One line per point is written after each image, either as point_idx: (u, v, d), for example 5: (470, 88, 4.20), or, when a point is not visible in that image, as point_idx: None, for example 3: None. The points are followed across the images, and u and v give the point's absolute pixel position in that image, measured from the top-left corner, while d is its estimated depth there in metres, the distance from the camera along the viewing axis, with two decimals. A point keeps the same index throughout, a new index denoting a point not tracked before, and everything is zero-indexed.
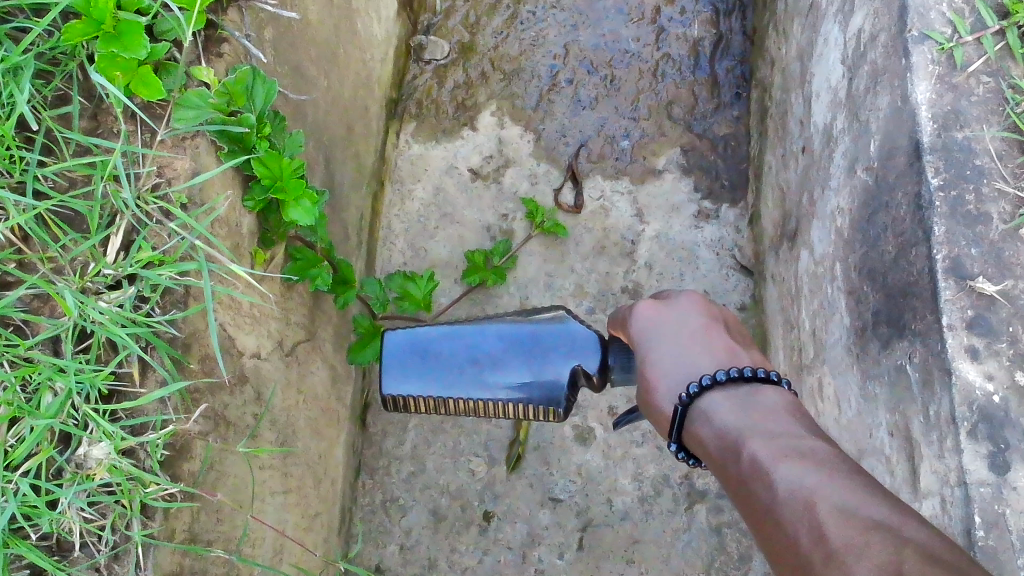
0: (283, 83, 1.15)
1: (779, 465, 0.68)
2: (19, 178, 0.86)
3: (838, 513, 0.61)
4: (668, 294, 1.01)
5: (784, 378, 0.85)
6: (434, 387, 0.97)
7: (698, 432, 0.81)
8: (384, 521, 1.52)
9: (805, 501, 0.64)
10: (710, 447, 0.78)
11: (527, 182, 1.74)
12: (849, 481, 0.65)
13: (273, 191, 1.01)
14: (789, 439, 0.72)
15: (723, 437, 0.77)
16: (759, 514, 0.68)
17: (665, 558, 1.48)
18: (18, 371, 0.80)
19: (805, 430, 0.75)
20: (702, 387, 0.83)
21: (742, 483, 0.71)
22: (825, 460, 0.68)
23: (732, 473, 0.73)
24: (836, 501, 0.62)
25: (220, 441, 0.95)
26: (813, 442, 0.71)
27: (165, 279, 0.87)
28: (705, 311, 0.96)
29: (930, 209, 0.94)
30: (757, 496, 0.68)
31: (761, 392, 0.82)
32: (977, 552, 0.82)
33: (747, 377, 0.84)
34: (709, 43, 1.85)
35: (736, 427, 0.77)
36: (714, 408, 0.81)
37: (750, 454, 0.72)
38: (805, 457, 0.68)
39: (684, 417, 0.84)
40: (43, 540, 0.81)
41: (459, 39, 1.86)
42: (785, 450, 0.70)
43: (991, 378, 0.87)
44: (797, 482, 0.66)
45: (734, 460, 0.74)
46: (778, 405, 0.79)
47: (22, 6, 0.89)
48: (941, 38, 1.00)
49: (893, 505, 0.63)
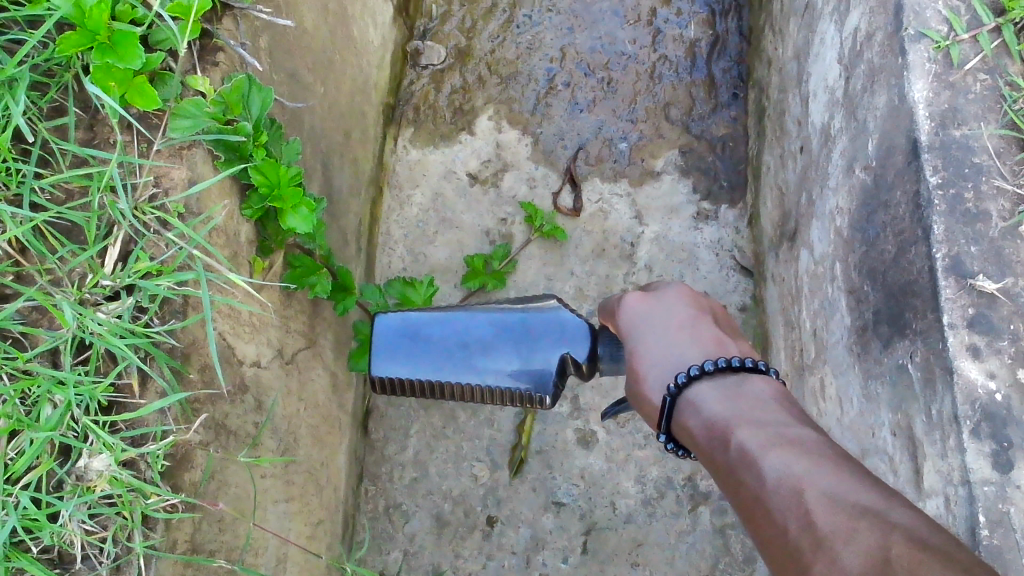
0: (280, 91, 1.16)
1: (767, 453, 0.69)
2: (16, 190, 0.86)
3: (826, 500, 0.62)
4: (656, 286, 1.02)
5: (771, 368, 0.87)
6: (424, 371, 0.97)
7: (686, 422, 0.82)
8: (388, 528, 1.52)
9: (794, 489, 0.65)
10: (698, 436, 0.79)
11: (526, 185, 1.74)
12: (837, 466, 0.66)
13: (271, 200, 1.01)
14: (776, 426, 0.73)
15: (711, 426, 0.78)
16: (748, 503, 0.69)
17: (670, 560, 1.47)
18: (17, 384, 0.80)
19: (792, 416, 0.75)
20: (690, 377, 0.84)
21: (731, 472, 0.72)
22: (812, 447, 0.68)
23: (721, 463, 0.74)
24: (824, 487, 0.63)
25: (222, 451, 0.94)
26: (800, 429, 0.72)
27: (163, 289, 0.87)
28: (692, 303, 0.97)
29: (930, 207, 0.93)
30: (746, 485, 0.69)
31: (748, 381, 0.83)
32: (982, 552, 0.82)
33: (736, 367, 0.84)
34: (706, 44, 1.85)
35: (724, 416, 0.77)
36: (702, 398, 0.81)
37: (739, 444, 0.72)
38: (792, 444, 0.69)
39: (672, 407, 0.84)
40: (44, 553, 0.81)
41: (456, 44, 1.86)
42: (772, 438, 0.70)
43: (992, 376, 0.86)
44: (785, 470, 0.66)
45: (722, 449, 0.74)
46: (764, 393, 0.80)
47: (17, 18, 0.89)
48: (938, 36, 1.00)
49: (880, 490, 0.63)
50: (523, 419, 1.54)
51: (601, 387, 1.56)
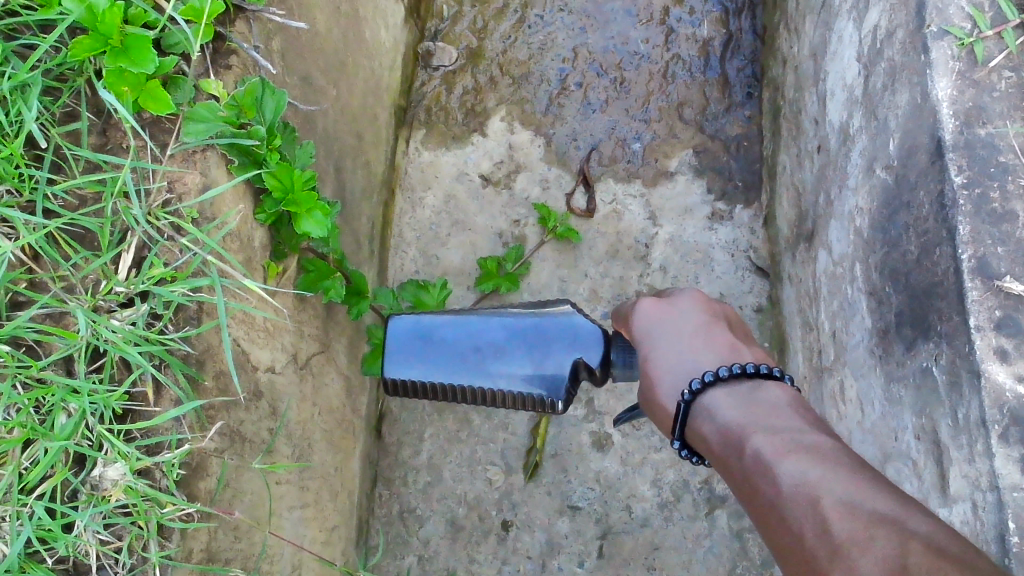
0: (293, 94, 1.16)
1: (783, 460, 0.67)
2: (29, 197, 0.85)
3: (842, 507, 0.61)
4: (670, 292, 1.00)
5: (786, 374, 0.85)
6: (436, 374, 0.96)
7: (700, 428, 0.80)
8: (402, 532, 1.51)
9: (809, 496, 0.63)
10: (712, 443, 0.78)
11: (539, 187, 1.72)
12: (853, 473, 0.64)
13: (285, 204, 1.00)
14: (791, 433, 0.71)
15: (726, 433, 0.76)
16: (763, 509, 0.67)
17: (687, 565, 1.46)
18: (31, 393, 0.80)
19: (808, 423, 0.74)
20: (704, 383, 0.82)
21: (746, 479, 0.70)
22: (829, 454, 0.67)
23: (736, 470, 0.72)
24: (840, 495, 0.62)
25: (237, 458, 0.94)
26: (815, 435, 0.71)
27: (178, 296, 0.86)
28: (707, 309, 0.95)
29: (955, 207, 0.91)
30: (761, 492, 0.68)
31: (763, 387, 0.81)
32: (1012, 560, 0.80)
33: (751, 373, 0.82)
34: (720, 43, 1.83)
35: (739, 423, 0.76)
36: (716, 405, 0.80)
37: (754, 450, 0.71)
38: (808, 452, 0.67)
39: (686, 414, 0.82)
40: (60, 563, 0.80)
41: (467, 45, 1.85)
42: (788, 445, 0.69)
43: (1021, 379, 0.85)
44: (801, 477, 0.65)
45: (737, 456, 0.73)
46: (779, 400, 0.78)
47: (29, 23, 0.89)
48: (961, 33, 0.98)
49: (897, 497, 0.62)
50: (538, 422, 1.53)
51: (615, 389, 1.55)
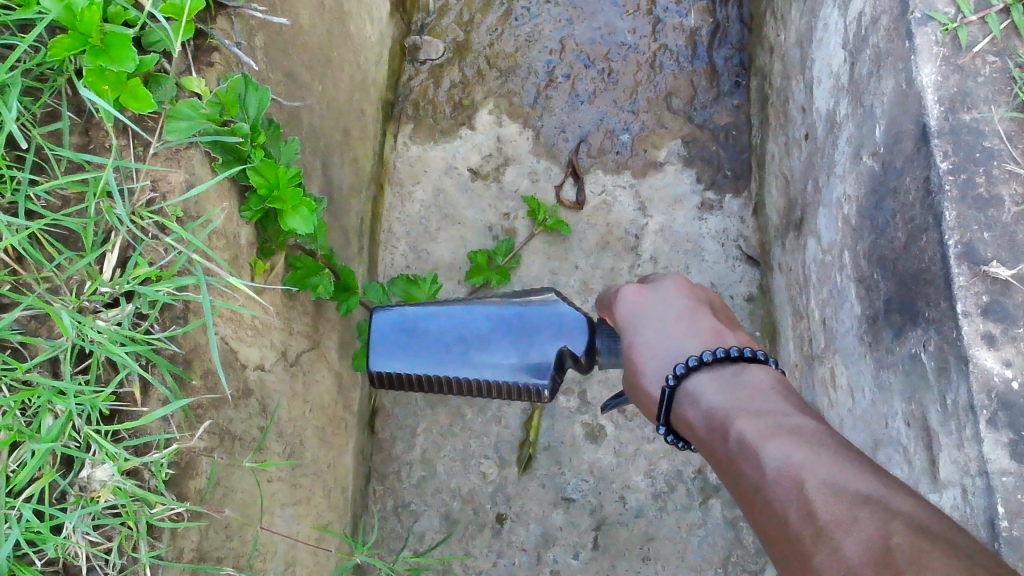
0: (277, 91, 1.15)
1: (766, 443, 0.67)
2: (10, 198, 0.84)
3: (826, 489, 0.61)
4: (653, 278, 1.00)
5: (770, 357, 0.85)
6: (421, 365, 0.96)
7: (685, 413, 0.81)
8: (396, 528, 1.51)
9: (793, 478, 0.63)
10: (698, 429, 0.78)
11: (528, 180, 1.72)
12: (837, 455, 0.64)
13: (270, 201, 0.99)
14: (775, 416, 0.71)
15: (711, 418, 0.76)
16: (749, 493, 0.68)
17: (681, 554, 1.47)
18: (17, 395, 0.79)
19: (792, 406, 0.74)
20: (689, 368, 0.82)
21: (731, 463, 0.70)
22: (813, 435, 0.67)
23: (721, 454, 0.73)
24: (824, 476, 0.62)
25: (226, 456, 0.93)
26: (799, 417, 0.71)
27: (163, 295, 0.86)
28: (690, 294, 0.95)
29: (941, 193, 0.92)
30: (746, 475, 0.68)
31: (748, 370, 0.81)
32: (1001, 544, 0.80)
33: (735, 356, 0.83)
34: (707, 32, 1.82)
35: (723, 407, 0.76)
36: (701, 390, 0.80)
37: (738, 434, 0.71)
38: (792, 434, 0.67)
39: (672, 399, 0.83)
40: (49, 565, 0.80)
41: (454, 38, 1.84)
42: (772, 428, 0.69)
43: (1008, 364, 0.85)
44: (785, 459, 0.65)
45: (722, 440, 0.73)
46: (763, 383, 0.78)
47: (7, 22, 0.87)
48: (945, 18, 0.98)
49: (880, 477, 0.62)
50: (531, 416, 1.53)
51: (607, 380, 1.56)
